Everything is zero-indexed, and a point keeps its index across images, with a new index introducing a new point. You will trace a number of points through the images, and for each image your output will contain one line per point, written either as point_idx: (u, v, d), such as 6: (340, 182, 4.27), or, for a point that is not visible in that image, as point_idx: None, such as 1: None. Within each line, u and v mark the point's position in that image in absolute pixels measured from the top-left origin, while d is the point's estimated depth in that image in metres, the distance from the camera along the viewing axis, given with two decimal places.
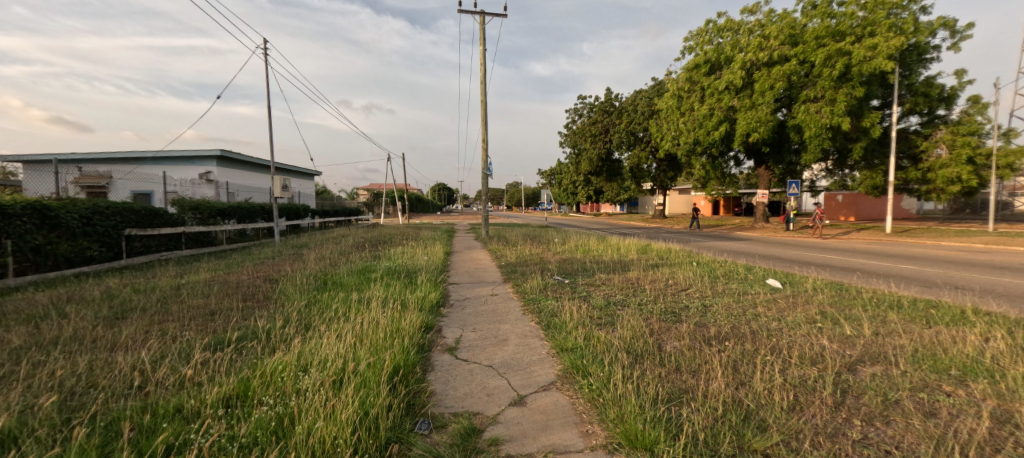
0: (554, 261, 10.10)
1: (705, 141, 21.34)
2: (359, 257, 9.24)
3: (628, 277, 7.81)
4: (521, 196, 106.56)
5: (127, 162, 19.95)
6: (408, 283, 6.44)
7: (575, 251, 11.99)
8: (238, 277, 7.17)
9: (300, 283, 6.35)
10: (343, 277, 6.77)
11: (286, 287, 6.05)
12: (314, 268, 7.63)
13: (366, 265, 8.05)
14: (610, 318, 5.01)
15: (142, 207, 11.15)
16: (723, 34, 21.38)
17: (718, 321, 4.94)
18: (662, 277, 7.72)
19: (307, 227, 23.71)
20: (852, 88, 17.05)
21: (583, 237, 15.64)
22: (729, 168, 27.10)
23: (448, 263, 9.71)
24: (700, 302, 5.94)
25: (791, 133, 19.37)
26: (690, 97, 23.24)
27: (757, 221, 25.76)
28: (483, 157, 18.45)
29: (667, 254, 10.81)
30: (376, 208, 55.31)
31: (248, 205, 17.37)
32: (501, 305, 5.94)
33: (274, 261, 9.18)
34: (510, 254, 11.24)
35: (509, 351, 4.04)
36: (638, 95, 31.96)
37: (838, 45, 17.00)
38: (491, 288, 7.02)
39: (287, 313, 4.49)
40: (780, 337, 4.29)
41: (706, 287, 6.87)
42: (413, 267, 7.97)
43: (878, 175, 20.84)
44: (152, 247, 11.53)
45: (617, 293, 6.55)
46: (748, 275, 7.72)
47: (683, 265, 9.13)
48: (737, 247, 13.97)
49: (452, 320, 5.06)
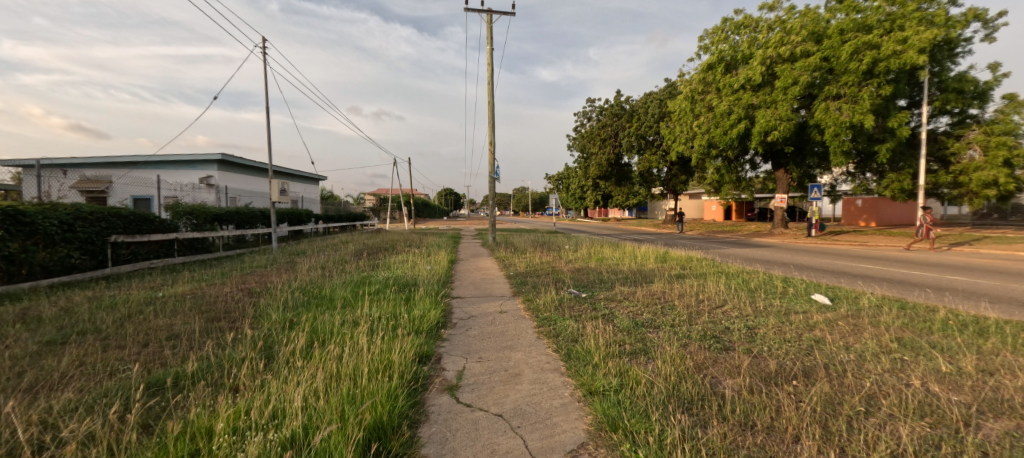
0: (567, 271, 9.25)
1: (721, 142, 20.51)
2: (356, 266, 8.52)
3: (653, 292, 6.93)
4: (528, 202, 105.70)
5: (127, 166, 19.52)
6: (406, 298, 5.70)
7: (588, 260, 11.16)
8: (221, 289, 6.50)
9: (285, 298, 5.64)
10: (334, 291, 6.05)
11: (268, 304, 5.31)
12: (305, 279, 6.93)
13: (363, 276, 7.31)
14: (643, 346, 4.18)
15: (130, 212, 10.54)
16: (741, 31, 20.55)
17: (775, 350, 4.10)
18: (691, 292, 6.83)
19: (310, 233, 23.12)
20: (878, 85, 16.09)
21: (596, 244, 14.78)
22: (745, 171, 26.08)
23: (452, 274, 8.92)
24: (744, 324, 5.08)
25: (811, 134, 18.45)
26: (704, 98, 22.44)
27: (775, 226, 24.69)
28: (490, 160, 17.74)
29: (690, 264, 9.91)
30: (382, 213, 54.80)
31: (246, 210, 16.76)
32: (511, 326, 5.12)
33: (265, 270, 8.52)
34: (519, 263, 10.47)
35: (524, 391, 3.23)
36: (650, 98, 31.09)
37: (865, 38, 16.05)
38: (500, 303, 6.23)
39: (257, 339, 3.75)
40: (861, 374, 3.43)
41: (744, 304, 6.00)
42: (414, 278, 7.24)
43: (906, 178, 19.70)
44: (140, 254, 10.89)
45: (643, 311, 5.70)
46: (789, 289, 6.82)
47: (711, 276, 8.23)
48: (764, 255, 12.99)
49: (455, 346, 4.29)
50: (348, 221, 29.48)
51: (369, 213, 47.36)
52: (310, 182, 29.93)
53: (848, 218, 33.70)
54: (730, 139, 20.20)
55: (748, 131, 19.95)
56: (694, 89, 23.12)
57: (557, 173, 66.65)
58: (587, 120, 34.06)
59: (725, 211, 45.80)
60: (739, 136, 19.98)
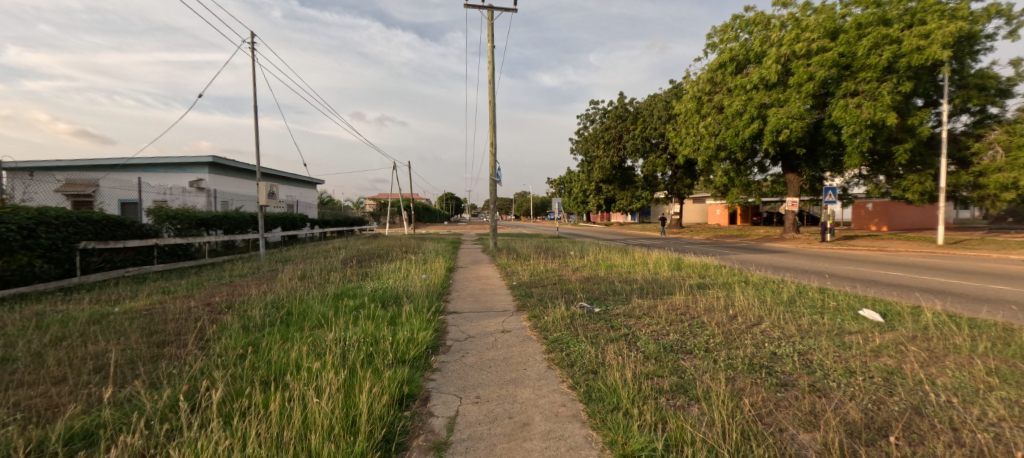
0: (574, 280, 8.45)
1: (732, 143, 19.78)
2: (343, 276, 7.74)
3: (675, 305, 6.14)
4: (529, 206, 104.92)
5: (115, 170, 18.77)
6: (394, 317, 4.93)
7: (596, 267, 10.38)
8: (187, 304, 5.72)
9: (256, 316, 4.87)
10: (312, 307, 5.26)
11: (231, 324, 4.55)
12: (283, 291, 6.18)
13: (348, 288, 6.52)
14: (681, 380, 3.38)
15: (103, 217, 9.76)
16: (752, 29, 19.88)
17: (847, 387, 3.28)
18: (719, 305, 6.03)
19: (304, 238, 22.33)
20: (898, 82, 15.49)
21: (602, 250, 14.00)
22: (754, 174, 25.29)
23: (449, 284, 8.12)
24: (793, 349, 4.27)
25: (827, 133, 17.70)
26: (713, 99, 21.75)
27: (786, 231, 23.85)
28: (491, 162, 16.99)
29: (707, 272, 9.13)
30: (382, 217, 54.03)
31: (237, 214, 16.02)
32: (516, 350, 4.32)
33: (244, 281, 7.75)
34: (523, 271, 9.69)
35: (536, 452, 2.42)
36: (655, 100, 30.40)
37: (887, 32, 15.37)
38: (502, 321, 5.43)
39: (195, 377, 2.96)
40: (980, 427, 2.62)
41: (784, 323, 5.20)
42: (405, 290, 6.46)
43: (926, 180, 18.81)
44: (115, 261, 10.11)
45: (669, 331, 4.88)
46: (831, 302, 6.01)
47: (736, 286, 7.42)
48: (782, 262, 12.20)
49: (447, 380, 3.48)
50: (345, 226, 28.67)
51: (369, 218, 46.61)
52: (307, 186, 29.18)
53: (858, 222, 32.84)
54: (742, 140, 19.46)
55: (760, 132, 19.22)
56: (702, 89, 22.46)
57: (559, 178, 65.96)
58: (590, 122, 33.31)
59: (729, 215, 45.10)
60: (751, 137, 19.23)
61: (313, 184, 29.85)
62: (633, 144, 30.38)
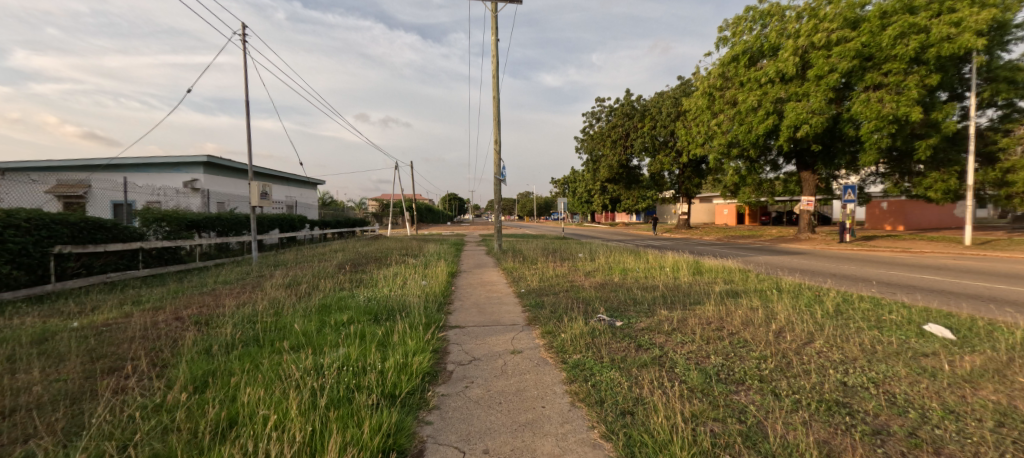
0: (587, 287, 7.69)
1: (745, 140, 18.96)
2: (334, 283, 7.07)
3: (706, 317, 5.41)
4: (531, 206, 104.17)
5: (107, 170, 18.19)
6: (385, 336, 4.25)
7: (610, 272, 9.65)
8: (153, 318, 5.04)
9: (222, 336, 4.17)
10: (291, 324, 4.56)
11: (193, 345, 3.88)
12: (264, 302, 5.51)
13: (339, 298, 5.84)
14: (745, 428, 2.66)
15: (81, 219, 9.08)
16: (766, 21, 19.09)
17: (964, 439, 2.55)
18: (757, 318, 5.29)
19: (303, 240, 21.72)
20: (924, 74, 14.73)
21: (613, 252, 13.28)
22: (767, 172, 24.47)
23: (451, 291, 7.43)
24: (866, 378, 3.52)
25: (846, 128, 16.87)
26: (725, 94, 20.96)
27: (801, 231, 23.04)
28: (495, 161, 16.30)
29: (732, 278, 8.39)
30: (384, 218, 53.52)
31: (231, 215, 15.40)
32: (530, 377, 3.62)
33: (225, 290, 7.07)
34: (531, 276, 8.99)
35: None
36: (663, 97, 29.64)
37: (913, 21, 14.54)
38: (511, 338, 4.72)
39: (116, 432, 2.29)
40: None
41: (842, 342, 4.45)
42: (400, 301, 5.76)
43: (950, 178, 17.82)
44: (94, 267, 9.44)
45: (709, 353, 4.14)
46: (888, 317, 5.26)
47: (769, 294, 6.67)
48: (806, 265, 11.45)
49: (448, 424, 2.77)
50: (346, 227, 28.04)
51: (371, 219, 46.11)
52: (307, 186, 28.54)
53: (872, 222, 31.88)
54: (756, 136, 18.65)
55: (775, 128, 18.41)
56: (712, 85, 21.68)
57: (563, 178, 65.17)
58: (596, 120, 32.54)
59: (737, 215, 44.24)
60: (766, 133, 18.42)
61: (313, 185, 29.27)
62: (640, 142, 29.61)
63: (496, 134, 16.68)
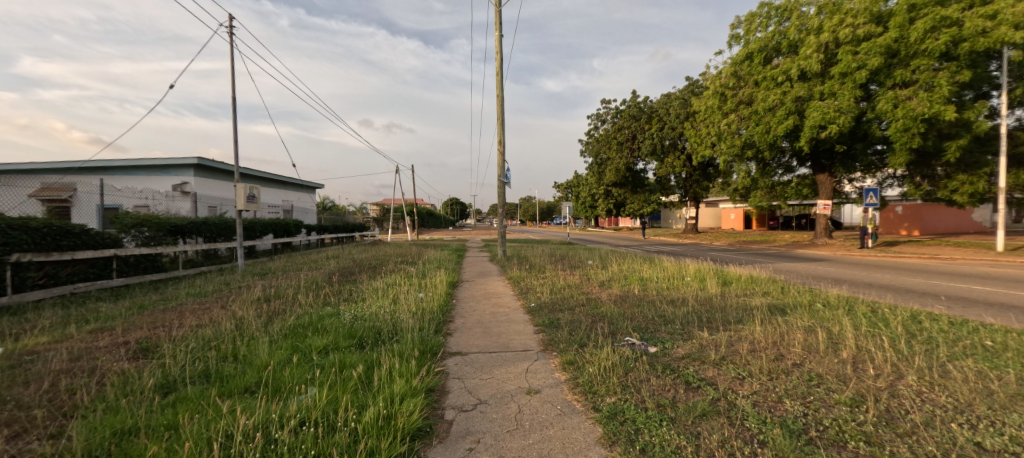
0: (605, 302, 6.78)
1: (762, 141, 18.22)
2: (319, 297, 6.23)
3: (757, 342, 4.51)
4: (533, 211, 103.34)
5: (94, 172, 17.39)
6: (367, 375, 3.37)
7: (627, 282, 8.79)
8: (91, 344, 4.17)
9: (164, 373, 3.33)
10: (255, 357, 3.69)
11: (124, 387, 3.06)
12: (231, 323, 4.66)
13: (321, 319, 4.99)
14: None
15: (44, 224, 8.23)
16: (783, 17, 18.39)
17: None
18: (821, 344, 4.40)
19: (299, 246, 20.96)
20: (955, 71, 14.01)
21: (627, 259, 12.41)
22: (780, 175, 23.59)
23: (453, 306, 6.61)
24: (1009, 439, 2.60)
25: (869, 128, 16.12)
26: (738, 94, 20.22)
27: (818, 236, 22.14)
28: (499, 162, 15.47)
29: (767, 291, 7.48)
30: (386, 222, 52.76)
31: (219, 220, 14.58)
32: (556, 431, 2.76)
33: (198, 304, 6.24)
34: (541, 287, 8.13)
35: None
36: (671, 98, 28.86)
37: (945, 13, 13.81)
38: (526, 369, 3.86)
39: None
40: None
41: (943, 379, 3.54)
42: (391, 322, 4.89)
43: (979, 180, 16.80)
44: (59, 276, 8.57)
45: (780, 395, 3.23)
46: (980, 344, 4.35)
47: (819, 311, 5.76)
48: (837, 274, 10.57)
49: None
50: (345, 233, 27.26)
51: (372, 223, 45.50)
52: (305, 190, 27.78)
53: (886, 227, 30.94)
54: (774, 137, 17.88)
55: (794, 129, 17.66)
56: (724, 84, 20.99)
57: (566, 182, 64.43)
58: (602, 123, 31.77)
59: (745, 219, 43.26)
60: (784, 134, 17.67)
61: (311, 189, 28.53)
62: (648, 145, 28.79)
63: (500, 134, 15.89)
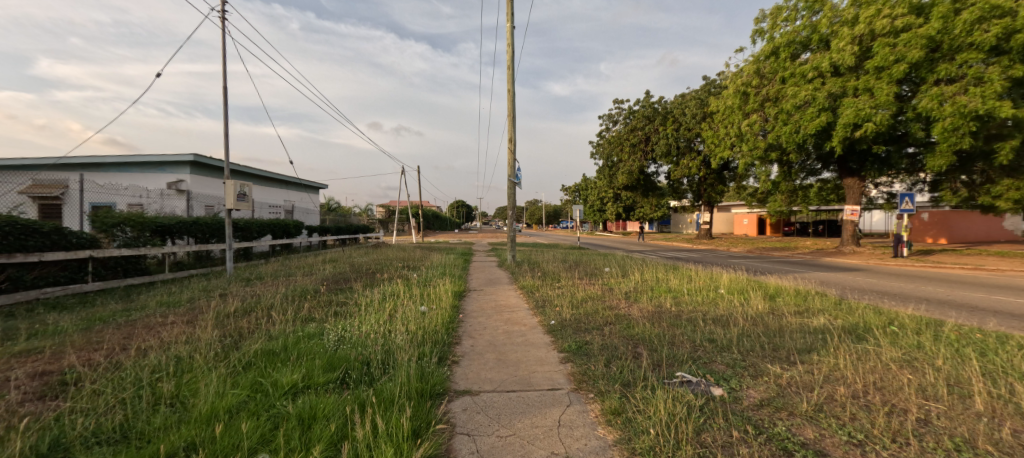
0: (638, 321, 5.78)
1: (791, 141, 17.24)
2: (308, 312, 5.33)
3: (853, 386, 3.51)
4: (540, 214, 102.38)
5: (87, 169, 16.66)
6: (338, 438, 2.41)
7: (656, 295, 7.82)
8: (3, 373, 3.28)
9: (69, 429, 2.44)
10: (197, 401, 2.80)
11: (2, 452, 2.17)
12: (189, 346, 3.78)
13: (302, 341, 4.08)
14: None
15: (6, 222, 7.37)
16: (813, 10, 17.46)
17: None
18: (939, 389, 3.39)
19: (300, 248, 20.17)
20: (1006, 65, 12.98)
21: (649, 267, 11.41)
22: (803, 178, 22.47)
23: (462, 323, 5.70)
24: None
25: (909, 128, 15.09)
26: (762, 92, 19.25)
27: (845, 244, 20.98)
28: (510, 162, 14.55)
29: (823, 310, 6.46)
30: (390, 224, 51.89)
31: (213, 220, 13.77)
32: None
33: (167, 317, 5.38)
34: (560, 300, 7.19)
35: None
36: (686, 98, 27.86)
37: (997, 2, 12.79)
38: (558, 423, 2.89)
39: None
40: None
41: None
42: (384, 347, 3.95)
43: None
44: (25, 280, 7.71)
45: None
46: None
47: (906, 340, 4.74)
48: (886, 287, 9.51)
49: None
50: (348, 235, 26.47)
51: (377, 225, 44.72)
52: (307, 190, 27.00)
53: (913, 233, 29.64)
54: (803, 136, 16.88)
55: (826, 128, 16.64)
56: (747, 82, 20.18)
57: (575, 185, 63.43)
58: (614, 123, 30.79)
59: (760, 225, 42.01)
60: (815, 133, 16.67)
61: (314, 189, 27.80)
62: (662, 147, 27.76)
63: (511, 132, 14.99)
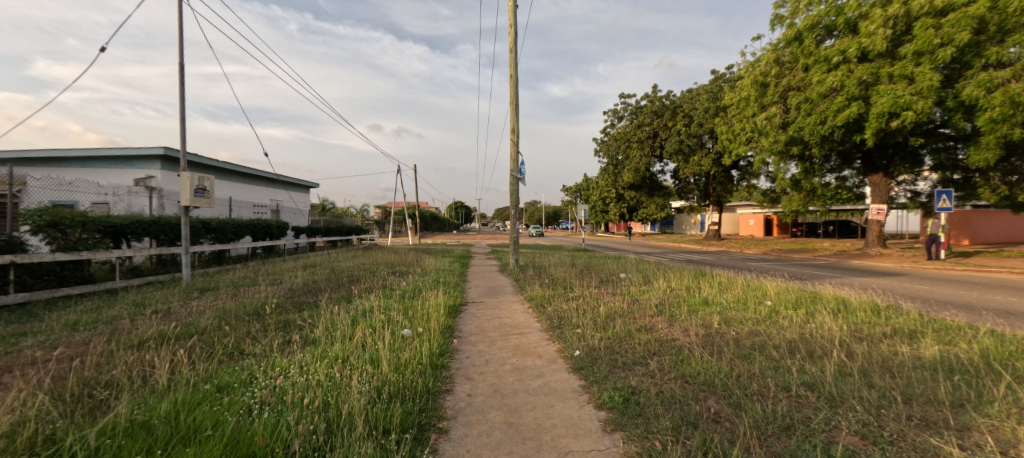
0: (691, 351, 4.33)
1: (816, 133, 15.89)
2: (252, 343, 3.89)
3: None
4: (540, 215, 100.85)
5: (47, 164, 15.13)
6: None
7: (693, 310, 6.44)
8: None
9: None
10: None
11: None
12: (8, 414, 2.33)
13: (210, 403, 2.63)
14: None
15: None
16: None
17: None
18: None
19: (286, 251, 18.69)
20: None
21: (671, 273, 10.06)
22: (823, 176, 21.11)
23: (459, 354, 4.30)
24: None
25: (953, 118, 13.71)
26: (782, 82, 17.98)
27: (870, 245, 19.62)
28: (513, 156, 13.16)
29: (920, 333, 5.04)
30: (386, 225, 50.33)
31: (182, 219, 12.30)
32: None
33: (54, 349, 3.93)
34: (580, 317, 5.79)
35: None
36: (696, 92, 26.56)
37: None
38: None
39: None
40: None
41: None
42: (332, 419, 2.48)
43: None
44: None
45: None
46: None
47: None
48: (953, 296, 8.17)
49: None
50: (340, 236, 25.01)
51: (372, 225, 43.16)
52: (296, 189, 25.52)
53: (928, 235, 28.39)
54: (830, 128, 15.54)
55: (857, 119, 15.25)
56: (764, 72, 18.89)
57: (575, 185, 62.33)
58: (619, 119, 29.43)
59: (767, 226, 40.61)
60: (843, 124, 15.30)
61: (304, 188, 26.34)
62: (671, 143, 26.41)
63: (514, 123, 13.63)
